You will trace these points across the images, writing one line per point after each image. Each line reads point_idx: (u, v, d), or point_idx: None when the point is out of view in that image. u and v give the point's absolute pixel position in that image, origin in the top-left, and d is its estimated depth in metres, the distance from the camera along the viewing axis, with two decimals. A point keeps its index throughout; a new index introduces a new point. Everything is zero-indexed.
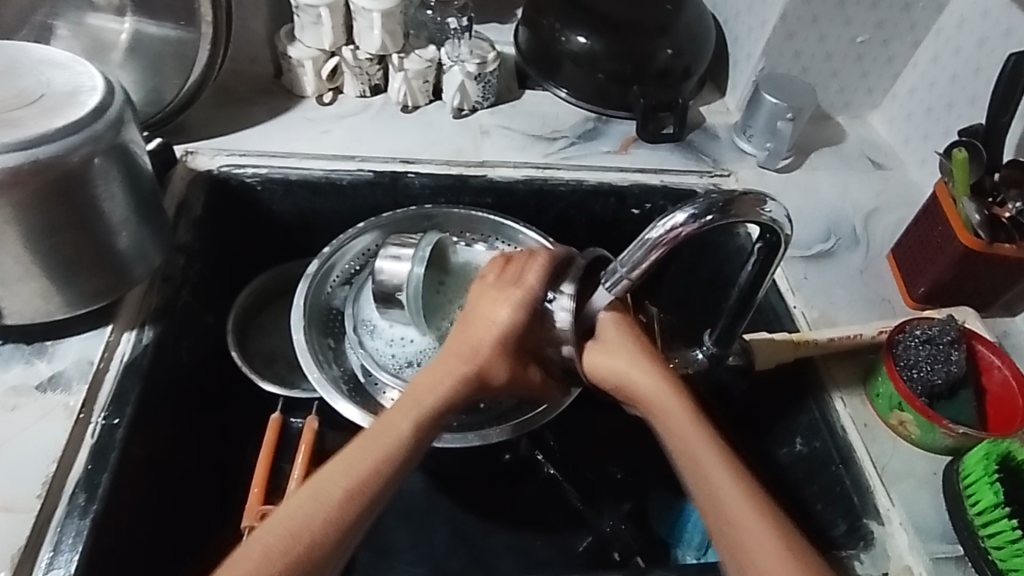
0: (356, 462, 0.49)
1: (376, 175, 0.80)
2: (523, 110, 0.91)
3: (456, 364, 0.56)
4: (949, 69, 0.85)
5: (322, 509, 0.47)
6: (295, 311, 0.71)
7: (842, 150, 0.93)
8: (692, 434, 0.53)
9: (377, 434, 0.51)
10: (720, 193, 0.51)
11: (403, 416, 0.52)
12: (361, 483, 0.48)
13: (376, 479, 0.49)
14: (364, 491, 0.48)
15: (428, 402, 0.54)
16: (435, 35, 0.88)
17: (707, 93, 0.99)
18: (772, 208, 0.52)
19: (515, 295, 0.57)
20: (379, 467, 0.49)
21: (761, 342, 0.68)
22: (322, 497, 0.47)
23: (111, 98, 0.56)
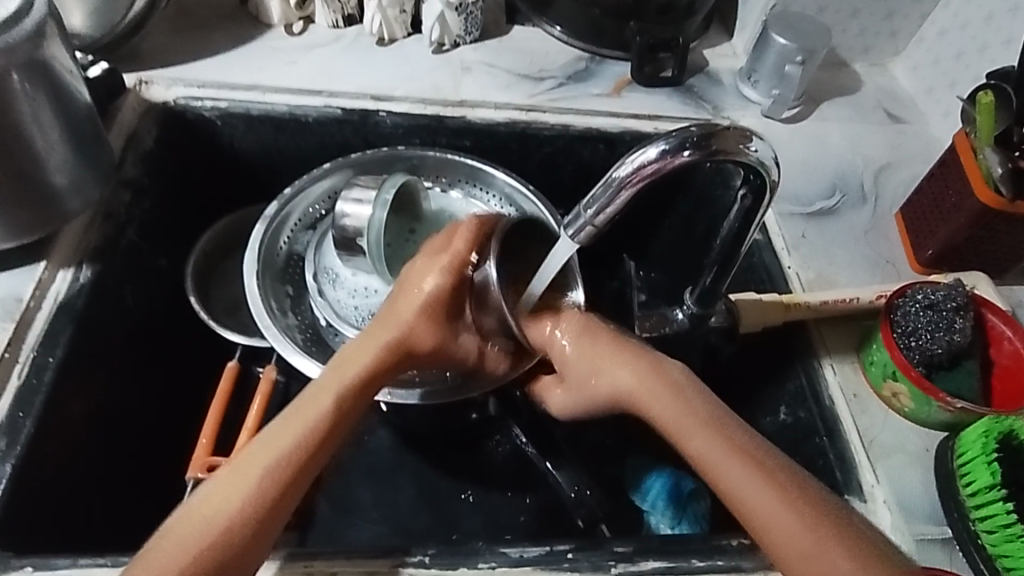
0: (281, 441, 0.46)
1: (344, 112, 0.74)
2: (510, 47, 0.84)
3: (384, 334, 0.53)
4: (984, 9, 0.77)
5: (246, 488, 0.44)
6: (249, 255, 0.67)
7: (858, 99, 0.86)
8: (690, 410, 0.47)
9: (306, 406, 0.48)
10: (697, 126, 0.45)
11: (329, 389, 0.49)
12: (289, 455, 0.45)
13: (304, 452, 0.46)
14: (293, 465, 0.45)
15: (353, 375, 0.50)
16: None
17: (714, 34, 0.91)
18: (757, 146, 0.47)
19: (441, 263, 0.54)
20: (302, 442, 0.46)
21: (748, 303, 0.62)
22: (245, 475, 0.44)
23: (32, 8, 0.51)
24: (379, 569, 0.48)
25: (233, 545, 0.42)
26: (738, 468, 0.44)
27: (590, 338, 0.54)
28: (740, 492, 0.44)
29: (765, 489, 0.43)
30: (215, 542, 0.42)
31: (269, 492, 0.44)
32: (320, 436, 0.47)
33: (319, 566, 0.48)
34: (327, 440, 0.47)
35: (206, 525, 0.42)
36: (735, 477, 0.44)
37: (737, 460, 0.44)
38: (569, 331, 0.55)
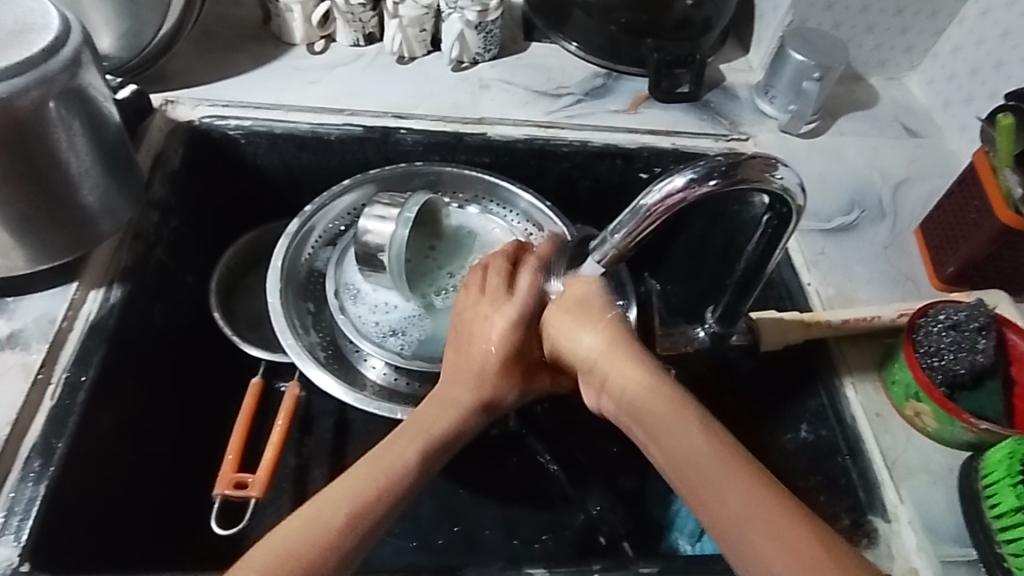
0: (359, 487, 0.46)
1: (365, 130, 0.75)
2: (527, 63, 0.85)
3: (462, 394, 0.53)
4: (1001, 24, 0.77)
5: (320, 536, 0.44)
6: (271, 274, 0.67)
7: (875, 114, 0.86)
8: (683, 430, 0.44)
9: (375, 469, 0.48)
10: (724, 156, 0.46)
11: (411, 441, 0.50)
12: (365, 508, 0.46)
13: (380, 509, 0.46)
14: (366, 523, 0.45)
15: (436, 430, 0.51)
16: None
17: (729, 49, 0.92)
18: (784, 174, 0.48)
19: (508, 311, 0.52)
20: (378, 497, 0.46)
21: (770, 321, 0.62)
22: (314, 529, 0.44)
23: (67, 37, 0.52)
24: None
25: None
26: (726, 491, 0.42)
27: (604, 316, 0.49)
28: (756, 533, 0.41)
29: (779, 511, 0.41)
30: None
31: (342, 547, 0.44)
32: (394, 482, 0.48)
33: None
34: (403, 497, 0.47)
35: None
36: (736, 510, 0.41)
37: (737, 483, 0.42)
38: (574, 304, 0.49)
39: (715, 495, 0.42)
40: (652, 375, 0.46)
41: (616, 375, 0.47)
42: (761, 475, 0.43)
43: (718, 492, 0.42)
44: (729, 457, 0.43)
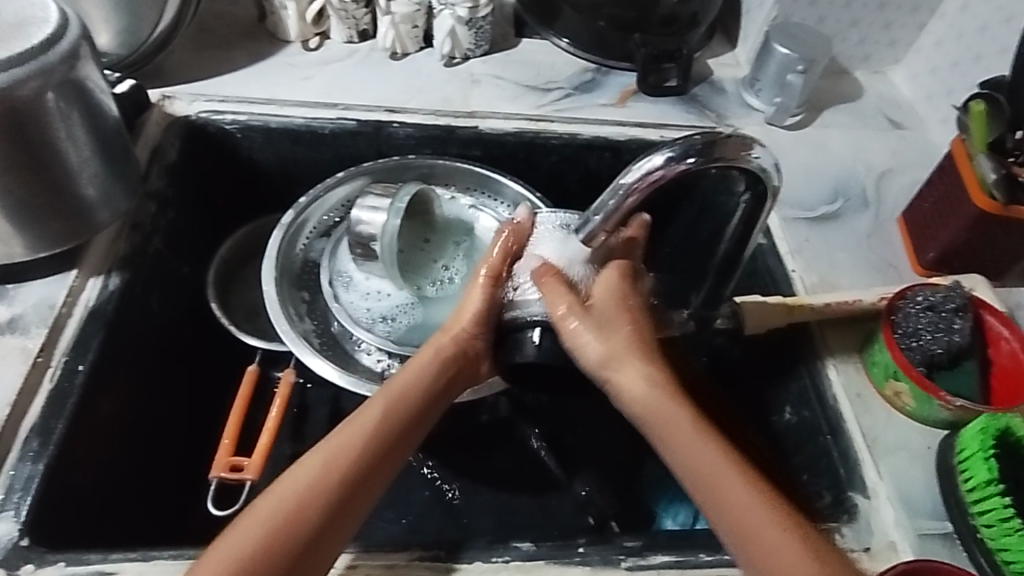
0: (341, 447, 0.48)
1: (359, 124, 0.77)
2: (518, 59, 0.87)
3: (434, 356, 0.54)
4: (980, 17, 0.79)
5: (304, 488, 0.46)
6: (265, 262, 0.69)
7: (859, 107, 0.88)
8: (695, 445, 0.48)
9: (353, 429, 0.49)
10: (701, 136, 0.48)
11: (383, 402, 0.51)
12: (348, 464, 0.47)
13: (359, 465, 0.47)
14: (343, 477, 0.47)
15: (410, 392, 0.52)
16: None
17: (716, 44, 0.94)
18: (759, 153, 0.49)
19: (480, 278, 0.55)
20: (359, 456, 0.48)
21: (753, 305, 0.64)
22: (299, 483, 0.46)
23: (66, 30, 0.54)
24: (397, 563, 0.49)
25: (293, 534, 0.44)
26: (742, 494, 0.46)
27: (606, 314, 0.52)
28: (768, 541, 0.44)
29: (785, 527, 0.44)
30: (272, 535, 0.44)
31: (324, 502, 0.45)
32: (380, 437, 0.49)
33: (342, 560, 0.49)
34: (380, 456, 0.49)
35: (267, 517, 0.44)
36: (759, 529, 0.44)
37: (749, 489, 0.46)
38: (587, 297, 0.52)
39: (730, 505, 0.46)
40: (655, 379, 0.51)
41: (616, 373, 0.51)
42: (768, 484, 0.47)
43: (730, 500, 0.46)
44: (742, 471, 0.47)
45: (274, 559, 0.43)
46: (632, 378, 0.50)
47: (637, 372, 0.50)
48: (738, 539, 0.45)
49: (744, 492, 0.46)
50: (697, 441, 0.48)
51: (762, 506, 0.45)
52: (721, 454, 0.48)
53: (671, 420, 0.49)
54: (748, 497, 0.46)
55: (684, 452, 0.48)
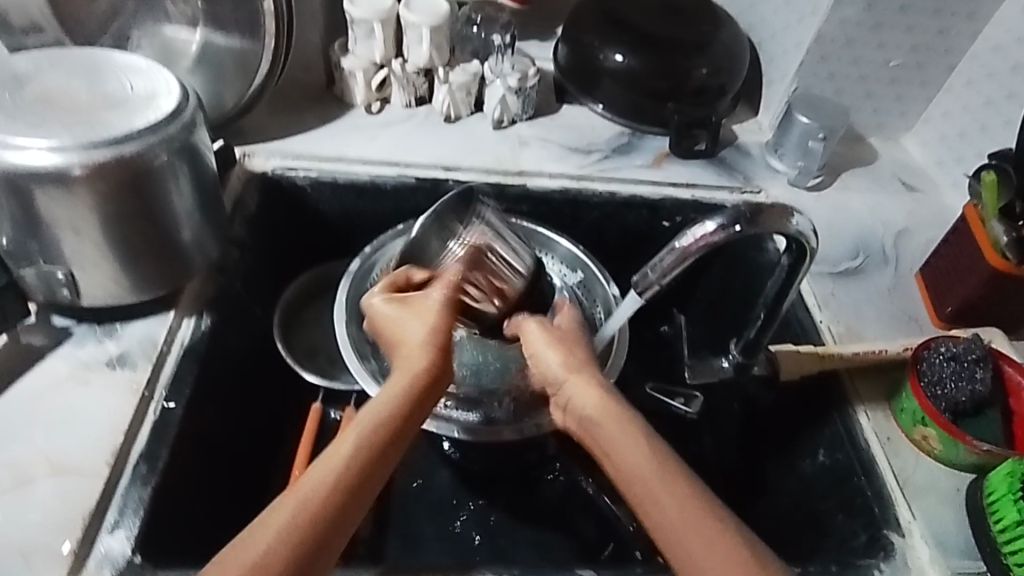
0: (302, 494, 0.45)
1: (418, 180, 0.84)
2: (560, 123, 0.95)
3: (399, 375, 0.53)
4: (984, 94, 0.87)
5: (263, 546, 0.43)
6: (337, 306, 0.76)
7: (876, 171, 0.95)
8: (635, 456, 0.49)
9: (317, 472, 0.46)
10: (747, 205, 0.54)
11: (346, 439, 0.48)
12: (314, 512, 0.45)
13: (326, 510, 0.45)
14: (313, 528, 0.44)
15: (373, 417, 0.50)
16: (479, 50, 0.93)
17: (741, 111, 1.02)
18: (798, 220, 0.55)
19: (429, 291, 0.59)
20: (326, 501, 0.45)
21: (788, 353, 0.70)
22: (258, 540, 0.43)
23: (186, 102, 0.61)
24: None
25: None
26: (679, 511, 0.47)
27: (572, 352, 0.58)
28: None
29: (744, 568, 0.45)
30: None
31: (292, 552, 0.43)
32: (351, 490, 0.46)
33: None
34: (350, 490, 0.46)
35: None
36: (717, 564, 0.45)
37: (697, 512, 0.46)
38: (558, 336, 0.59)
39: (666, 515, 0.47)
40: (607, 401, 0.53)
41: (576, 394, 0.55)
42: (718, 510, 0.47)
43: (666, 511, 0.47)
44: (692, 491, 0.48)
45: None
46: (586, 398, 0.54)
47: (589, 389, 0.54)
48: (678, 551, 0.46)
49: (688, 514, 0.46)
50: (636, 453, 0.50)
51: (707, 532, 0.46)
52: (662, 463, 0.49)
53: (617, 435, 0.51)
54: (698, 517, 0.46)
55: (631, 465, 0.49)
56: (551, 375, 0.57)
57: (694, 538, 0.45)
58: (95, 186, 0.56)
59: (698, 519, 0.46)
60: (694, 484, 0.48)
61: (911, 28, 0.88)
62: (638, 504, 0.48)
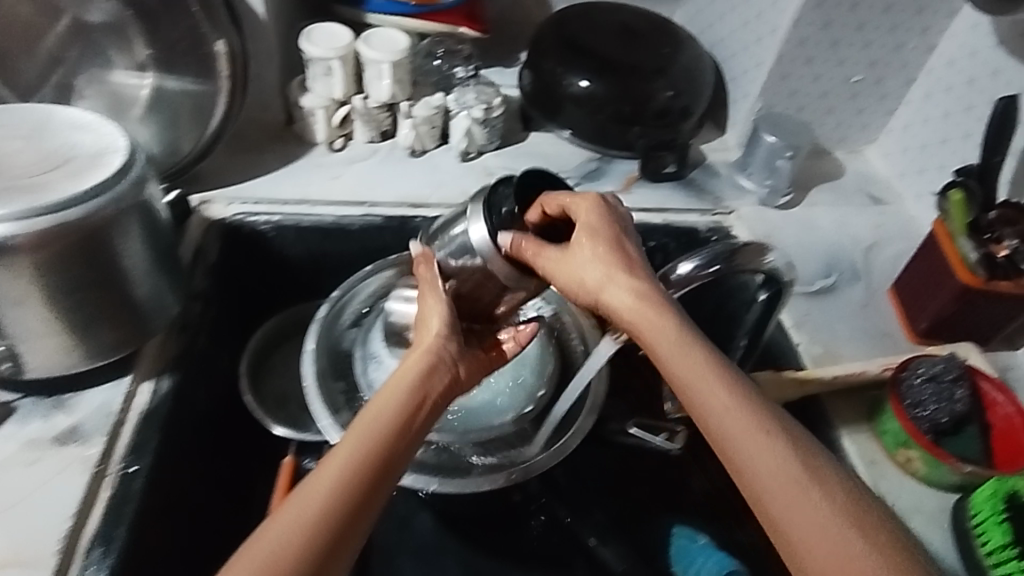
0: (329, 474, 0.47)
1: (385, 219, 0.83)
2: (527, 151, 0.95)
3: (410, 369, 0.56)
4: (941, 106, 0.89)
5: (306, 515, 0.45)
6: (305, 356, 0.73)
7: (841, 185, 0.96)
8: (682, 353, 0.51)
9: (340, 457, 0.48)
10: (727, 244, 0.57)
11: (367, 423, 0.51)
12: (344, 483, 0.47)
13: (344, 494, 0.47)
14: (342, 503, 0.46)
15: (388, 407, 0.53)
16: (441, 81, 0.91)
17: (706, 130, 1.03)
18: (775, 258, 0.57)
19: (431, 300, 0.62)
20: (351, 478, 0.48)
21: (768, 377, 0.69)
22: (300, 515, 0.45)
23: (134, 157, 0.58)
24: None
25: (307, 561, 0.44)
26: (723, 401, 0.49)
27: (602, 241, 0.56)
28: (778, 485, 0.46)
29: (795, 473, 0.46)
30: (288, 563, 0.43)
31: (327, 521, 0.45)
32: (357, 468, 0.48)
33: None
34: (378, 466, 0.49)
35: (272, 560, 0.43)
36: (766, 463, 0.47)
37: (742, 405, 0.49)
38: (589, 226, 0.57)
39: (715, 405, 0.49)
40: (642, 294, 0.54)
41: (610, 293, 0.55)
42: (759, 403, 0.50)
43: (714, 402, 0.49)
44: (732, 387, 0.50)
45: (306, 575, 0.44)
46: (620, 297, 0.55)
47: (626, 286, 0.55)
48: (727, 441, 0.48)
49: (734, 408, 0.49)
50: (683, 349, 0.51)
51: (755, 423, 0.48)
52: (703, 361, 0.51)
53: (659, 335, 0.52)
54: (746, 414, 0.48)
55: (678, 366, 0.51)
56: (586, 287, 0.56)
57: (748, 433, 0.48)
58: (39, 254, 0.53)
59: (749, 413, 0.49)
60: (734, 380, 0.50)
61: (868, 44, 0.89)
62: (688, 395, 0.50)
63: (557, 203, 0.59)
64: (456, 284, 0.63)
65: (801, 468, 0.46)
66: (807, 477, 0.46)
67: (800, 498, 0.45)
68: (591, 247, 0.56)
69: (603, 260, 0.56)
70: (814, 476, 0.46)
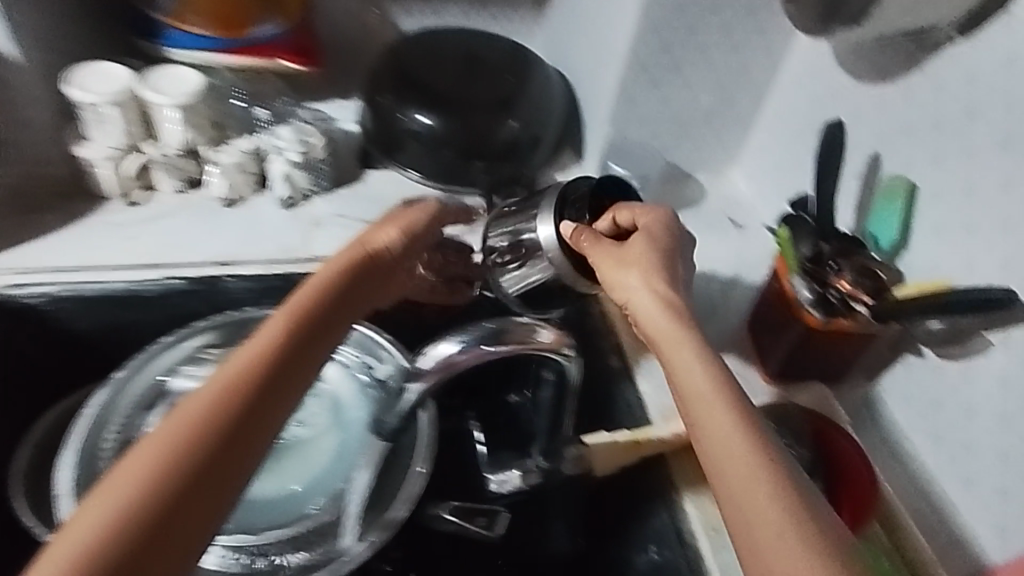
0: (204, 403, 0.46)
1: (189, 283, 0.73)
2: (363, 194, 0.86)
3: (320, 279, 0.57)
4: (793, 128, 0.85)
5: (172, 445, 0.43)
6: (69, 455, 0.61)
7: (702, 212, 0.91)
8: (688, 368, 0.51)
9: (233, 376, 0.48)
10: (499, 325, 0.52)
11: (273, 333, 0.51)
12: (215, 417, 0.45)
13: (223, 420, 0.45)
14: (207, 437, 0.44)
15: (281, 322, 0.52)
16: (245, 124, 0.82)
17: (565, 159, 0.96)
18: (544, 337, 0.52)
19: (394, 224, 0.63)
20: (237, 401, 0.47)
21: (601, 445, 0.63)
22: (172, 436, 0.44)
23: None
24: None
25: (158, 504, 0.41)
26: (721, 417, 0.48)
27: (641, 259, 0.58)
28: (753, 508, 0.43)
29: (775, 497, 0.43)
30: (136, 500, 0.41)
31: (185, 466, 0.43)
32: (224, 408, 0.46)
33: None
34: (263, 394, 0.48)
35: (130, 479, 0.41)
36: (744, 484, 0.44)
37: (739, 432, 0.46)
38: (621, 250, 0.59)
39: (710, 424, 0.48)
40: (669, 300, 0.56)
41: (640, 296, 0.56)
42: (760, 432, 0.47)
43: (710, 423, 0.48)
44: (736, 412, 0.48)
45: (145, 528, 0.40)
46: (644, 299, 0.56)
47: (648, 295, 0.56)
48: (709, 463, 0.46)
49: (724, 429, 0.47)
50: (692, 366, 0.51)
51: (741, 443, 0.46)
52: (721, 381, 0.50)
53: (678, 349, 0.52)
54: (739, 439, 0.46)
55: (687, 380, 0.50)
56: (631, 304, 0.57)
57: (732, 454, 0.45)
58: None
59: (740, 442, 0.46)
60: (739, 401, 0.49)
61: (715, 66, 0.83)
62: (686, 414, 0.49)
63: (625, 214, 0.63)
64: (410, 222, 0.64)
65: (778, 490, 0.43)
66: (789, 504, 0.43)
67: (775, 524, 0.42)
68: (628, 268, 0.58)
69: (643, 258, 0.58)
70: (798, 508, 0.43)
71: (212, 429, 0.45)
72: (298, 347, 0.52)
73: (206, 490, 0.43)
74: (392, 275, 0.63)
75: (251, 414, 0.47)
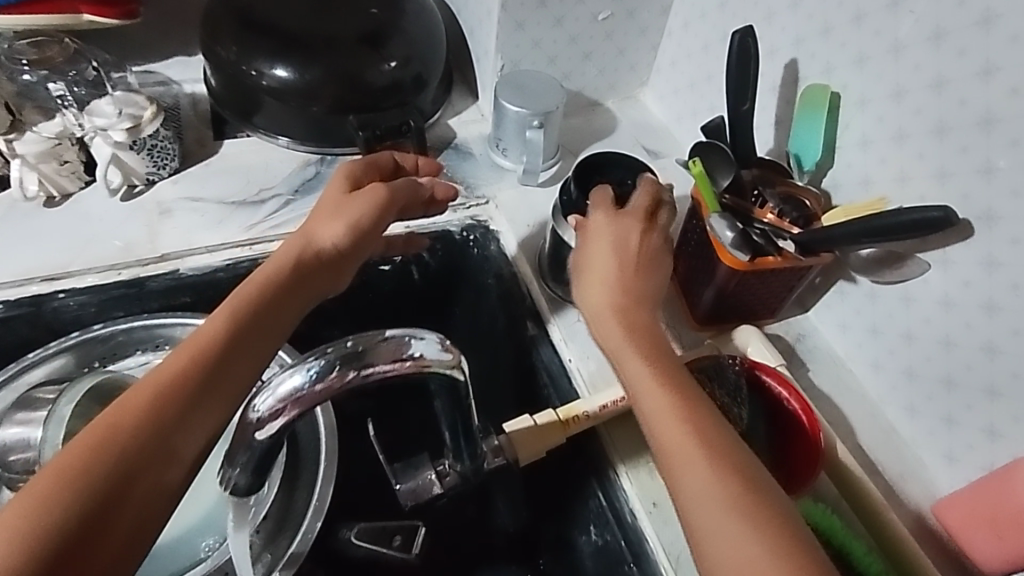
0: (133, 403, 0.40)
1: (6, 307, 0.60)
2: (220, 168, 0.73)
3: (270, 269, 0.51)
4: (701, 38, 0.76)
5: (85, 451, 0.38)
6: None
7: (613, 142, 0.82)
8: (643, 376, 0.48)
9: (159, 374, 0.42)
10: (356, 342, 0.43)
11: (212, 326, 0.46)
12: (140, 420, 0.40)
13: (147, 425, 0.40)
14: (129, 442, 0.39)
15: (226, 318, 0.46)
16: (47, 101, 0.66)
17: (457, 97, 0.84)
18: (421, 350, 0.44)
19: (346, 209, 0.55)
20: (163, 400, 0.41)
21: (523, 432, 0.56)
22: (94, 442, 0.38)
23: None
24: None
25: (71, 517, 0.36)
26: (675, 426, 0.45)
27: (601, 260, 0.55)
28: (711, 520, 0.41)
29: (735, 506, 0.41)
30: (43, 508, 0.36)
31: (101, 476, 0.38)
32: (148, 417, 0.40)
33: None
34: (192, 397, 0.42)
35: (42, 482, 0.37)
36: (707, 493, 0.41)
37: (698, 442, 0.44)
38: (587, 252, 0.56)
39: (665, 433, 0.45)
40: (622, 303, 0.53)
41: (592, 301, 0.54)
42: (721, 439, 0.44)
43: (665, 431, 0.45)
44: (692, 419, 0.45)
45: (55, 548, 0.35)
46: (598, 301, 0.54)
47: (608, 298, 0.53)
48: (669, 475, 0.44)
49: (682, 437, 0.44)
50: (647, 373, 0.49)
51: (703, 450, 0.43)
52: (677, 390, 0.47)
53: (631, 355, 0.50)
54: (697, 449, 0.43)
55: (640, 389, 0.48)
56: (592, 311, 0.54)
57: (692, 464, 0.43)
58: None
59: (702, 451, 0.43)
60: (695, 405, 0.46)
61: None
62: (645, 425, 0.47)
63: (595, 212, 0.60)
64: (355, 199, 0.56)
65: (742, 500, 0.41)
66: (752, 514, 0.40)
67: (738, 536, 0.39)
68: (600, 272, 0.55)
69: (608, 259, 0.55)
70: (763, 519, 0.40)
71: (134, 431, 0.39)
72: (238, 347, 0.45)
73: (123, 500, 0.38)
74: (342, 265, 0.55)
75: (184, 416, 0.41)
